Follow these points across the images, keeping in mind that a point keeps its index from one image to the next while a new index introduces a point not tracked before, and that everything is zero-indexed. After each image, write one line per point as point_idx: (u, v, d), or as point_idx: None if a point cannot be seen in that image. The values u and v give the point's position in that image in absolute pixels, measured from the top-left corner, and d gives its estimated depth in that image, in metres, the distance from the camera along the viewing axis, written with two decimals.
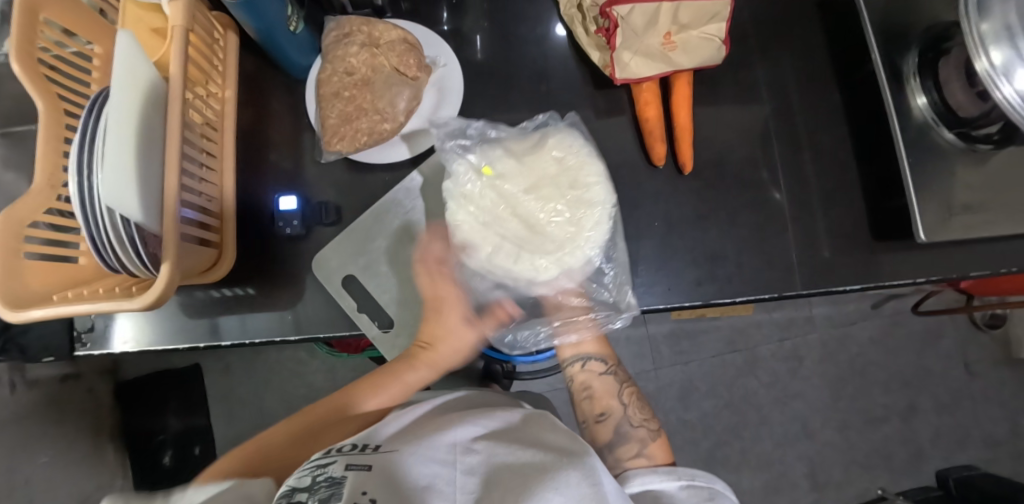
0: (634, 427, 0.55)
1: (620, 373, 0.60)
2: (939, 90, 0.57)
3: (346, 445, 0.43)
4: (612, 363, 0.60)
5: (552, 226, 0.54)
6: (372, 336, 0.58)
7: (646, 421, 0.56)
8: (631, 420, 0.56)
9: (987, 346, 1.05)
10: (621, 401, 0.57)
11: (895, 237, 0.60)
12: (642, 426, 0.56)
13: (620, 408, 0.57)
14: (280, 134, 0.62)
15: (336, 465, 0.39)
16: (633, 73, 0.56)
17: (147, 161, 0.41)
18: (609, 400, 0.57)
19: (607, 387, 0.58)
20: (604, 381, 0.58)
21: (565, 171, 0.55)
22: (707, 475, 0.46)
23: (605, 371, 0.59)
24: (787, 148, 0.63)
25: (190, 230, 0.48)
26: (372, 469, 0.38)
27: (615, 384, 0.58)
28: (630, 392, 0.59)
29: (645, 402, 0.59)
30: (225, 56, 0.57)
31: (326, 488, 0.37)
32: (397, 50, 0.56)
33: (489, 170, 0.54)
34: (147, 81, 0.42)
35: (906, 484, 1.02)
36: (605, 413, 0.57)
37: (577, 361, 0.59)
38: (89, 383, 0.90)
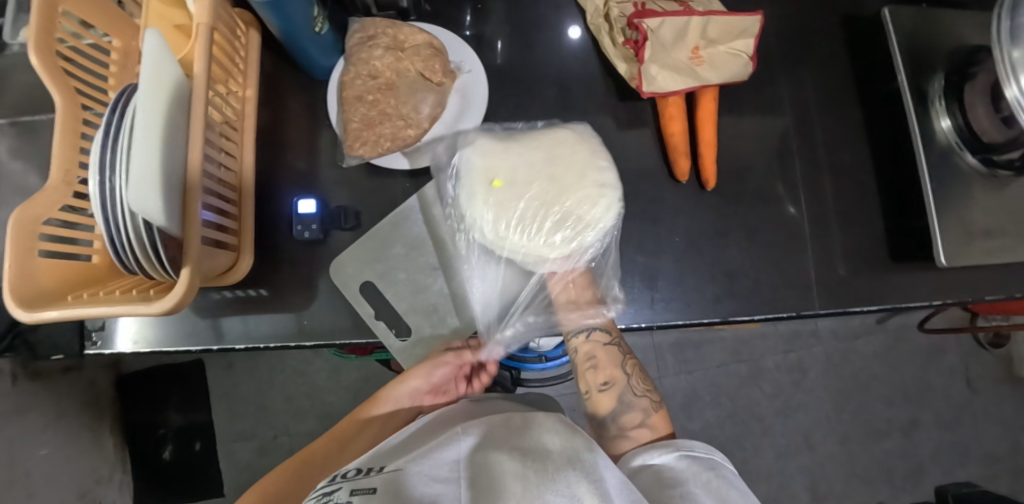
0: (637, 397, 0.52)
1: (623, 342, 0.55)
2: (964, 114, 0.57)
3: (351, 470, 0.42)
4: (615, 333, 0.54)
5: (565, 195, 0.52)
6: (389, 344, 0.57)
7: (649, 392, 0.53)
8: (635, 390, 0.52)
9: (989, 364, 1.06)
10: (625, 371, 0.53)
11: (912, 260, 0.61)
12: (645, 396, 0.52)
13: (624, 378, 0.52)
14: (298, 135, 0.61)
15: (341, 492, 0.38)
16: (660, 86, 0.56)
17: (172, 163, 0.40)
18: (613, 370, 0.53)
19: (611, 356, 0.53)
20: (608, 350, 0.53)
21: (568, 167, 0.53)
22: (705, 447, 0.45)
23: (610, 341, 0.54)
24: (809, 165, 0.63)
25: (210, 233, 0.48)
26: (377, 491, 0.37)
27: (619, 353, 0.54)
28: (633, 363, 0.54)
29: (645, 371, 0.55)
30: (246, 53, 0.56)
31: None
32: (423, 55, 0.56)
33: (500, 184, 0.51)
34: (173, 81, 0.41)
35: (904, 499, 1.03)
36: (609, 382, 0.52)
37: (580, 330, 0.54)
38: (92, 375, 0.89)
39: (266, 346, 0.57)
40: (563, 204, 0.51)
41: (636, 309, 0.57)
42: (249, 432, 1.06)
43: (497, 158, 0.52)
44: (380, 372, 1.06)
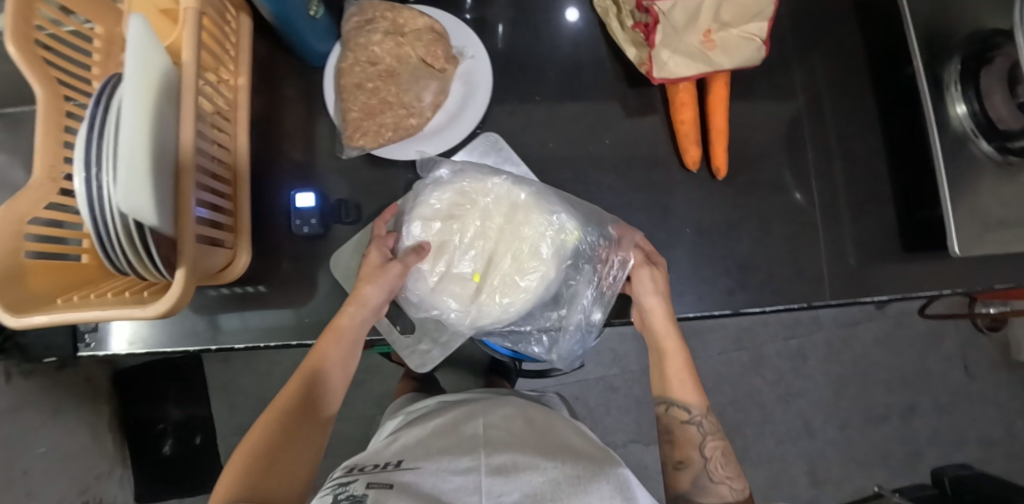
0: (714, 483, 0.49)
1: (710, 421, 0.52)
2: (980, 99, 0.56)
3: (368, 465, 0.43)
4: (699, 412, 0.52)
5: (519, 237, 0.56)
6: (390, 338, 0.57)
7: (729, 478, 0.50)
8: (713, 476, 0.50)
9: (987, 349, 1.07)
10: (703, 453, 0.51)
11: (925, 249, 0.60)
12: (724, 483, 0.49)
13: (701, 460, 0.51)
14: (293, 125, 0.59)
15: (358, 484, 0.39)
16: (671, 72, 0.54)
17: (164, 161, 0.38)
18: (691, 450, 0.51)
19: (690, 438, 0.52)
20: (687, 430, 0.52)
21: (495, 212, 0.56)
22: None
23: (690, 421, 0.52)
24: (820, 153, 0.61)
25: (205, 230, 0.46)
26: (393, 486, 0.37)
27: (700, 435, 0.52)
28: (716, 445, 0.51)
29: (733, 456, 0.51)
30: (237, 39, 0.53)
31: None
32: (424, 40, 0.53)
33: (478, 274, 0.56)
34: (159, 71, 0.39)
35: (902, 482, 1.04)
36: (685, 462, 0.51)
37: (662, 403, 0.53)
38: (88, 370, 0.87)
39: (267, 345, 0.55)
40: (523, 234, 0.56)
41: None
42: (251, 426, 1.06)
43: (453, 278, 0.55)
44: (380, 363, 1.05)
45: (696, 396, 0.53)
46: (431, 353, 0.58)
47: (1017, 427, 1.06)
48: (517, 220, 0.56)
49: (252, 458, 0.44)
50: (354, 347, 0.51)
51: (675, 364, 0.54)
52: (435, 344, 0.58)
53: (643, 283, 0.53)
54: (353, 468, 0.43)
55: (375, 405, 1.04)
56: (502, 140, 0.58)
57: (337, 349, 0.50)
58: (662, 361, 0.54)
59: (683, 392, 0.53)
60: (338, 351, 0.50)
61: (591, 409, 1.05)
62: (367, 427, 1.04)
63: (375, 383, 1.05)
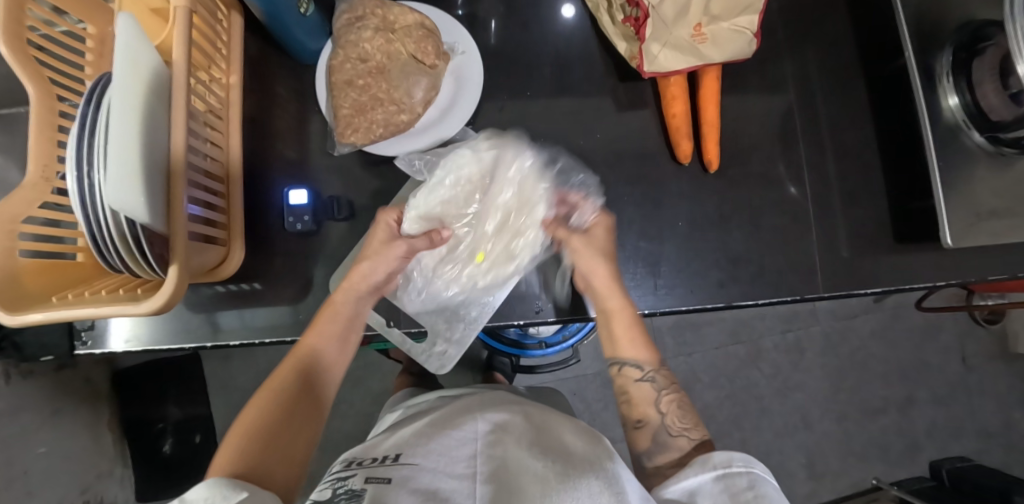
0: (672, 436, 0.47)
1: (664, 375, 0.51)
2: (972, 90, 0.56)
3: (366, 458, 0.43)
4: (651, 367, 0.51)
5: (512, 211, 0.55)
6: (405, 347, 0.57)
7: (687, 430, 0.47)
8: (670, 430, 0.47)
9: (985, 341, 1.07)
10: (659, 410, 0.49)
11: (917, 239, 0.59)
12: (682, 435, 0.47)
13: (658, 417, 0.48)
14: (286, 123, 0.59)
15: (356, 479, 0.39)
16: (661, 66, 0.54)
17: (153, 160, 0.38)
18: (647, 408, 0.49)
19: (645, 394, 0.50)
20: (641, 388, 0.50)
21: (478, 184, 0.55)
22: (745, 457, 0.39)
23: (642, 378, 0.50)
24: (812, 145, 0.61)
25: (197, 228, 0.46)
26: (391, 481, 0.37)
27: (654, 391, 0.50)
28: (672, 399, 0.50)
29: (690, 408, 0.50)
30: (229, 38, 0.53)
31: (345, 501, 0.36)
32: (414, 36, 0.53)
33: (481, 254, 0.56)
34: (148, 71, 0.39)
35: (900, 474, 1.05)
36: (643, 420, 0.49)
37: (616, 362, 0.52)
38: (88, 371, 0.87)
39: (261, 342, 0.55)
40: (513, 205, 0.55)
41: (638, 295, 0.57)
42: None
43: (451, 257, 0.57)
44: (378, 360, 1.05)
45: (647, 353, 0.51)
46: (447, 355, 0.57)
47: (1015, 418, 1.06)
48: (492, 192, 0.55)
49: (248, 437, 0.41)
50: (352, 324, 0.51)
51: (624, 321, 0.52)
52: (449, 344, 0.57)
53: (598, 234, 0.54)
54: (352, 462, 0.43)
55: (374, 401, 1.05)
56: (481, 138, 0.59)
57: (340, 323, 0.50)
58: (610, 323, 0.52)
59: (637, 350, 0.51)
60: (333, 329, 0.50)
61: (588, 405, 1.05)
62: (366, 424, 1.04)
63: (373, 379, 1.05)
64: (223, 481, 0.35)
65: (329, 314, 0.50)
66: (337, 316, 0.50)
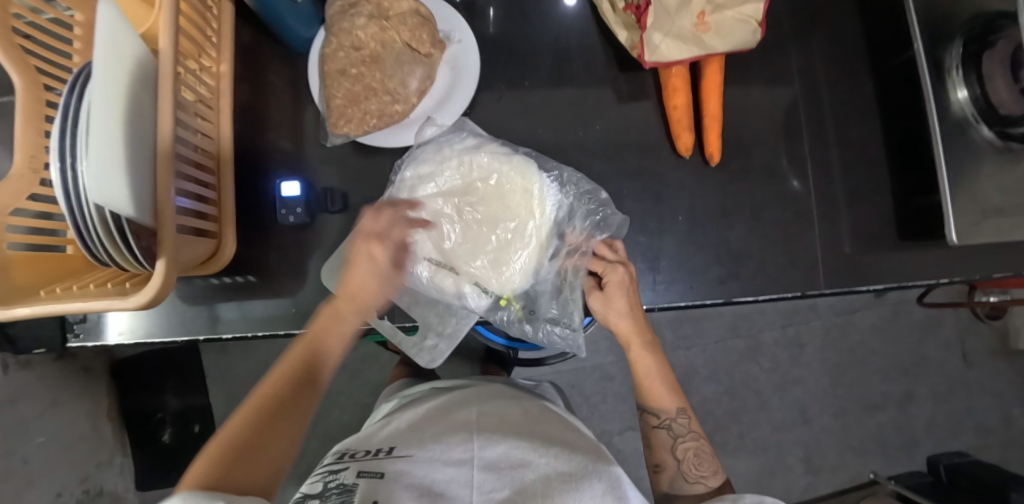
0: (689, 484, 0.50)
1: (682, 423, 0.53)
2: (982, 84, 0.54)
3: (359, 452, 0.42)
4: (667, 414, 0.54)
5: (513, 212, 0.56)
6: (396, 339, 0.55)
7: (704, 477, 0.50)
8: (687, 477, 0.51)
9: (986, 337, 1.07)
10: (676, 456, 0.52)
11: (921, 236, 0.59)
12: (699, 483, 0.50)
13: (675, 463, 0.52)
14: (279, 112, 0.58)
15: (349, 472, 0.38)
16: (663, 56, 0.52)
17: (137, 152, 0.37)
18: (664, 454, 0.52)
19: (662, 441, 0.53)
20: (659, 433, 0.53)
21: (494, 183, 0.55)
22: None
23: (660, 425, 0.54)
24: (817, 139, 0.60)
25: (187, 221, 0.45)
26: (384, 476, 0.36)
27: (671, 437, 0.53)
28: (689, 446, 0.52)
29: (708, 452, 0.52)
30: (218, 25, 0.52)
31: (338, 495, 0.35)
32: (409, 24, 0.51)
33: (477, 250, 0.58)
34: (129, 62, 0.37)
35: (897, 469, 1.05)
36: (660, 465, 0.52)
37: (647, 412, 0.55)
38: (85, 361, 0.87)
39: (254, 334, 0.54)
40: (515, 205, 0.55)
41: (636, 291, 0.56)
42: None
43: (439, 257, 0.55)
44: (376, 351, 1.05)
45: (666, 401, 0.54)
46: (437, 348, 0.56)
47: (1013, 414, 1.06)
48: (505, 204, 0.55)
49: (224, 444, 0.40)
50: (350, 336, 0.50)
51: (643, 364, 0.55)
52: (440, 338, 0.56)
53: (615, 297, 0.53)
54: (345, 454, 0.42)
55: (372, 393, 1.05)
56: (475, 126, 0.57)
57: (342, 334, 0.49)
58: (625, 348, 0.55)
59: (657, 398, 0.54)
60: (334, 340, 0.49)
61: (587, 397, 1.05)
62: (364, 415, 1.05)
63: (371, 371, 1.05)
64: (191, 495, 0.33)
65: (328, 314, 0.49)
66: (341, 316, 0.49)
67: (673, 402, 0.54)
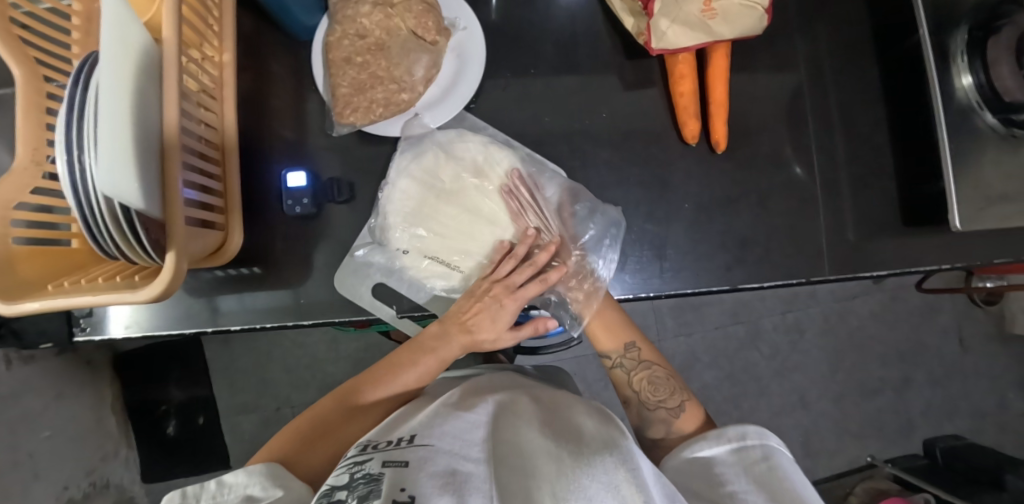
0: (652, 411, 0.52)
1: (633, 356, 0.55)
2: (987, 70, 0.54)
3: (382, 442, 0.41)
4: (617, 353, 0.55)
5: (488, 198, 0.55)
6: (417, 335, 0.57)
7: (664, 400, 0.52)
8: (648, 405, 0.53)
9: (983, 322, 1.08)
10: (634, 389, 0.54)
11: (925, 222, 0.59)
12: (660, 407, 0.52)
13: (634, 396, 0.54)
14: (283, 102, 0.57)
15: (373, 463, 0.37)
16: (670, 43, 0.51)
17: (144, 142, 0.37)
18: (625, 391, 0.55)
19: (620, 379, 0.55)
20: (615, 373, 0.56)
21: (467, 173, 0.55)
22: (758, 431, 0.42)
23: (613, 365, 0.55)
24: (821, 126, 0.60)
25: (193, 213, 0.45)
26: (410, 464, 0.36)
27: (625, 375, 0.55)
28: (643, 376, 0.54)
29: (665, 377, 0.53)
30: (220, 13, 0.50)
31: (365, 485, 0.35)
32: (414, 11, 0.51)
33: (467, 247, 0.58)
34: (136, 50, 0.37)
35: (894, 452, 1.06)
36: (626, 400, 0.55)
37: (608, 356, 0.56)
38: (88, 355, 0.87)
39: (261, 326, 0.54)
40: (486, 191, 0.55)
41: (643, 278, 0.56)
42: (253, 404, 1.08)
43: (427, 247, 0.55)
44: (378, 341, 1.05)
45: (612, 343, 0.55)
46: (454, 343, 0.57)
47: (1008, 399, 1.08)
48: (482, 194, 0.55)
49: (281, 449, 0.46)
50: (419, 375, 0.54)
51: (602, 318, 0.55)
52: None
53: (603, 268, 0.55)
54: (368, 445, 0.41)
55: None
56: (479, 116, 0.57)
57: (425, 358, 0.54)
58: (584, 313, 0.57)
59: (611, 341, 0.55)
60: (405, 375, 0.53)
61: (589, 385, 1.06)
62: None
63: None
64: (261, 471, 0.40)
65: (419, 347, 0.54)
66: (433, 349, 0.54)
67: (625, 340, 0.55)
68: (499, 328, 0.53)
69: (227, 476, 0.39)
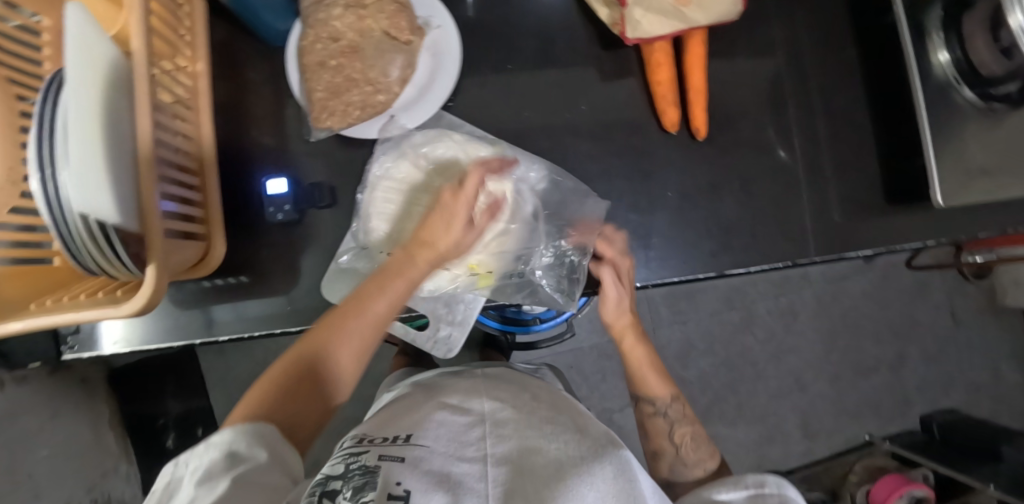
0: (688, 468, 0.53)
1: (677, 409, 0.56)
2: (962, 46, 0.54)
3: (377, 436, 0.41)
4: (661, 400, 0.56)
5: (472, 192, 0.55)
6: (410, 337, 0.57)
7: (702, 460, 0.53)
8: (686, 462, 0.53)
9: (974, 296, 1.09)
10: (673, 441, 0.55)
11: (909, 199, 0.59)
12: (698, 467, 0.53)
13: (671, 448, 0.55)
14: (260, 108, 0.57)
15: (369, 455, 0.37)
16: (645, 32, 0.51)
17: (117, 158, 0.37)
18: (662, 440, 0.55)
19: (659, 428, 0.56)
20: (656, 420, 0.56)
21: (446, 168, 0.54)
22: (778, 481, 0.37)
23: (655, 412, 0.56)
24: (802, 109, 0.60)
25: (173, 225, 0.44)
26: (405, 460, 0.36)
27: (667, 424, 0.56)
28: (684, 432, 0.55)
29: (704, 437, 0.55)
30: (192, 24, 0.50)
31: (360, 477, 0.35)
32: (387, 12, 0.51)
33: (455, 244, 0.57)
34: (102, 65, 0.37)
35: (892, 429, 1.07)
36: (657, 452, 0.55)
37: (650, 404, 0.57)
38: (83, 371, 0.87)
39: (251, 335, 0.54)
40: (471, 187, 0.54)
41: (630, 269, 0.56)
42: None
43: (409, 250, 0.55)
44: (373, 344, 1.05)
45: (659, 388, 0.57)
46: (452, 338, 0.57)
47: (1002, 370, 1.09)
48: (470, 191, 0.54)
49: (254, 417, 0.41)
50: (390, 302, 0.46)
51: (640, 358, 0.58)
52: (452, 327, 0.56)
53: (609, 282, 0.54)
54: (362, 439, 0.41)
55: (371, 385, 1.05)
56: (459, 114, 0.57)
57: (397, 284, 0.47)
58: (631, 354, 0.59)
59: (654, 386, 0.57)
60: (376, 306, 0.46)
61: (586, 377, 1.06)
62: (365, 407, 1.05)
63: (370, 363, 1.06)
64: (246, 430, 0.38)
65: (382, 275, 0.47)
66: (401, 275, 0.47)
67: (670, 390, 0.57)
68: (457, 235, 0.48)
69: (212, 438, 0.38)
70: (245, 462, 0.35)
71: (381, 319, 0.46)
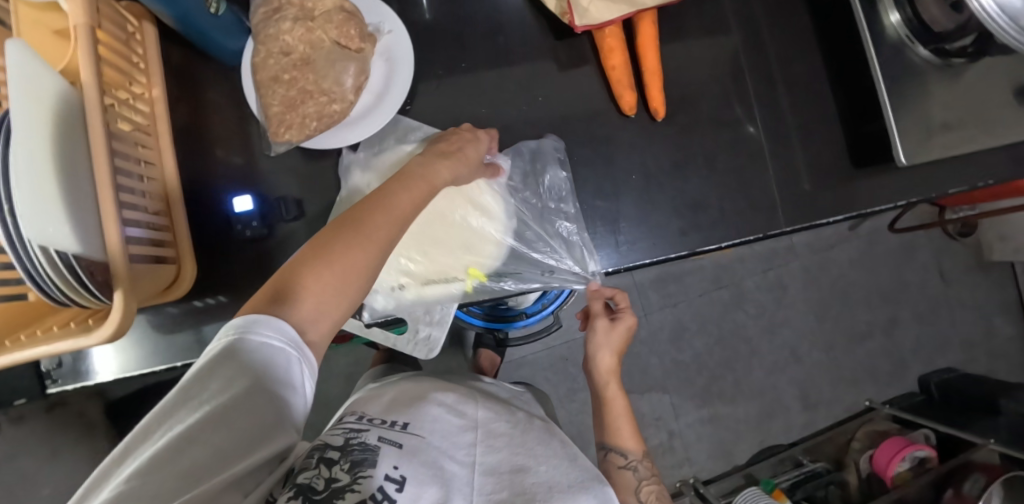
0: None
1: (644, 465, 0.58)
2: (912, 5, 0.54)
3: (377, 416, 0.41)
4: (633, 456, 0.58)
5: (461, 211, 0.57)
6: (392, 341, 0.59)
7: None
8: None
9: (961, 254, 1.09)
10: (638, 498, 0.55)
11: (874, 161, 0.59)
12: None
13: None
14: (223, 128, 0.57)
15: (368, 433, 0.37)
16: (593, 18, 0.51)
17: (74, 191, 0.37)
18: (629, 496, 0.55)
19: (626, 484, 0.56)
20: (623, 475, 0.57)
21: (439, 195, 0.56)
22: None
23: (626, 465, 0.57)
24: (761, 81, 0.60)
25: (141, 251, 0.45)
26: (403, 448, 0.36)
27: (635, 480, 0.56)
28: (651, 489, 0.56)
29: (667, 500, 0.57)
30: (145, 51, 0.51)
31: (358, 452, 0.35)
32: (335, 21, 0.51)
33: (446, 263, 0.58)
34: (50, 99, 0.37)
35: (891, 394, 1.07)
36: None
37: (616, 456, 0.58)
38: (81, 407, 0.87)
39: None
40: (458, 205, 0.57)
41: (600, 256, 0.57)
42: None
43: (422, 281, 0.56)
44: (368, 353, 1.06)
45: (632, 443, 0.59)
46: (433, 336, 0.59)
47: (995, 325, 1.09)
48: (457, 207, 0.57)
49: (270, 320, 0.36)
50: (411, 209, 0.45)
51: (618, 409, 0.62)
52: (432, 327, 0.59)
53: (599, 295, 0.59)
54: (361, 416, 0.41)
55: None
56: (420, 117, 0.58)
57: (418, 188, 0.46)
58: (606, 407, 0.62)
59: (623, 439, 0.59)
60: (400, 205, 0.44)
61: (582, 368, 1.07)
62: None
63: None
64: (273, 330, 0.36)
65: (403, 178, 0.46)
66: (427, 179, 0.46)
67: (639, 446, 0.59)
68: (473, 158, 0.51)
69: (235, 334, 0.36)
70: (266, 370, 0.34)
71: (405, 217, 0.44)
